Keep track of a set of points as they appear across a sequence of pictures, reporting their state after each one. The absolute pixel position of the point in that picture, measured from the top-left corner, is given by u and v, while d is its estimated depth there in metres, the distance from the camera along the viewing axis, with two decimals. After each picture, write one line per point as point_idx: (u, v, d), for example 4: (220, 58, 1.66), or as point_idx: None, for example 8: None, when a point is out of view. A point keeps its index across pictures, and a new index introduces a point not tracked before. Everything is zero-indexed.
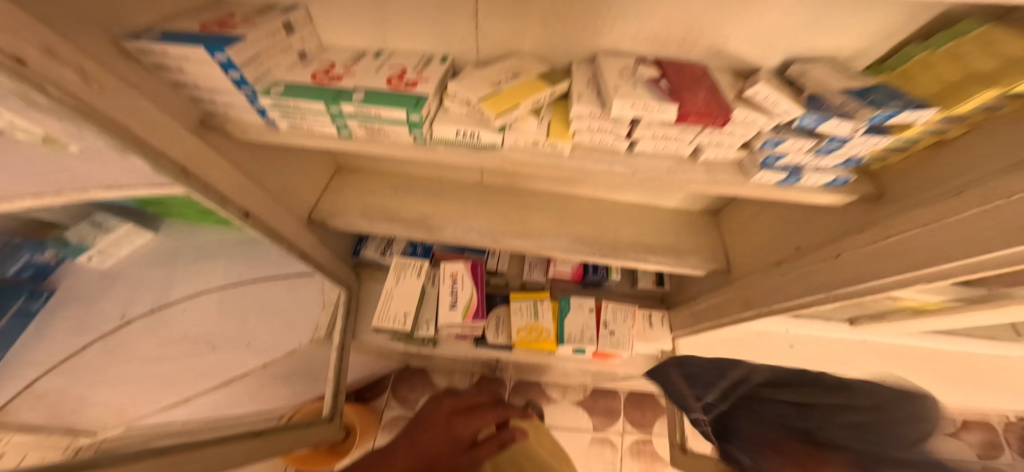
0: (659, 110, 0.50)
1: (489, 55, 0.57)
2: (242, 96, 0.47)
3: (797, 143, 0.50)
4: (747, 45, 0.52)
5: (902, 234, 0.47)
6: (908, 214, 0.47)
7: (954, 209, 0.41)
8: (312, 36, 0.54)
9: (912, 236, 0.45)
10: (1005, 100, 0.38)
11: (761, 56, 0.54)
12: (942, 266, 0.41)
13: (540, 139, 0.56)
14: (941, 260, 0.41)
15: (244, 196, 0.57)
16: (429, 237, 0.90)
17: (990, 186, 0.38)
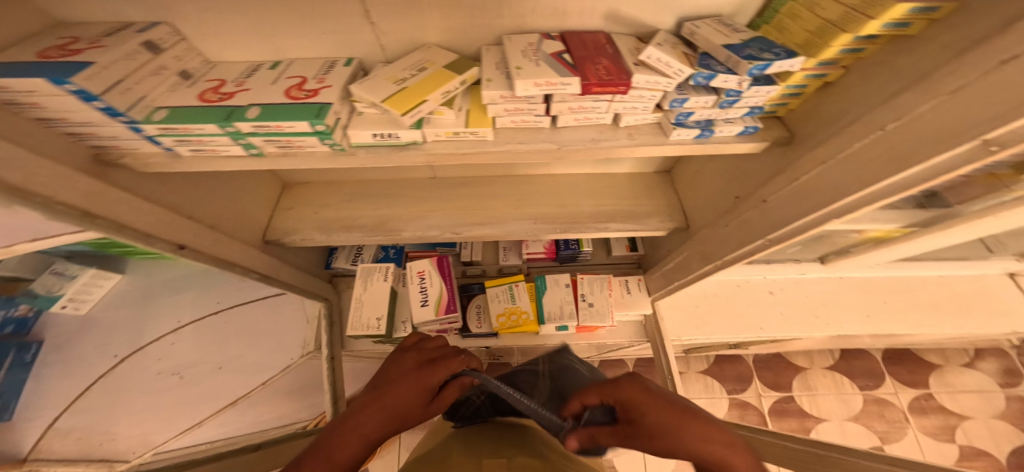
0: (564, 84, 0.50)
1: (394, 51, 0.56)
2: (120, 125, 0.44)
3: (700, 99, 0.52)
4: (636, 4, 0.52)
5: (809, 174, 0.48)
6: (811, 154, 0.48)
7: (844, 143, 0.42)
8: (192, 53, 0.52)
9: (817, 174, 0.46)
10: (859, 43, 0.40)
11: (654, 13, 0.54)
12: (842, 200, 0.42)
13: (461, 130, 0.55)
14: (843, 196, 0.42)
15: (170, 229, 0.57)
16: (389, 240, 0.90)
17: (869, 118, 0.39)
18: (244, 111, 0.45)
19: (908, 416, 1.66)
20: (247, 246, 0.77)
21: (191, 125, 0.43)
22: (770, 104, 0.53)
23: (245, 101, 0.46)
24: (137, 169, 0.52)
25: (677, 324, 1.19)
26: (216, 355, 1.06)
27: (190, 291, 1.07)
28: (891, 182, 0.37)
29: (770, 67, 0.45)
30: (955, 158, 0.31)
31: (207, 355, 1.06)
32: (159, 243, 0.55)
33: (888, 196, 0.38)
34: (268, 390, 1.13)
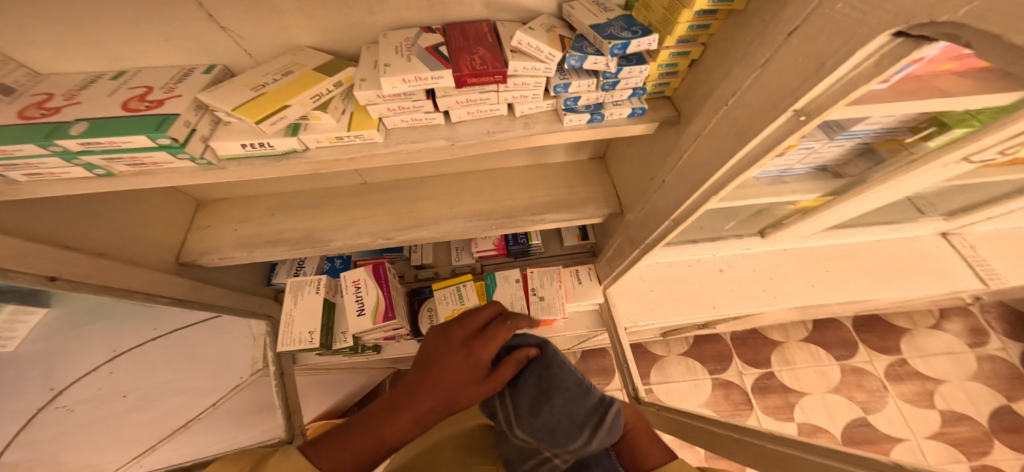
0: (435, 77, 0.48)
1: (263, 54, 0.53)
2: None
3: (581, 83, 0.53)
4: None
5: (688, 152, 0.50)
6: (688, 133, 0.50)
7: (708, 121, 0.44)
8: (6, 65, 0.48)
9: (695, 151, 0.49)
10: (704, 18, 0.43)
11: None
12: (714, 175, 0.45)
13: (342, 134, 0.51)
14: (716, 171, 0.44)
15: (37, 261, 0.53)
16: (317, 251, 0.87)
17: (722, 92, 0.41)
18: (69, 127, 0.42)
19: (887, 385, 1.70)
20: (147, 269, 0.72)
21: (9, 146, 0.40)
22: (652, 85, 0.56)
23: (73, 117, 0.44)
24: None
25: (629, 308, 1.17)
26: (137, 382, 0.96)
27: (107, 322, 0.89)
28: (745, 152, 0.39)
29: (630, 46, 0.47)
30: (780, 128, 0.35)
31: (123, 384, 0.95)
32: (22, 278, 0.52)
33: (743, 168, 0.41)
34: (213, 418, 1.03)
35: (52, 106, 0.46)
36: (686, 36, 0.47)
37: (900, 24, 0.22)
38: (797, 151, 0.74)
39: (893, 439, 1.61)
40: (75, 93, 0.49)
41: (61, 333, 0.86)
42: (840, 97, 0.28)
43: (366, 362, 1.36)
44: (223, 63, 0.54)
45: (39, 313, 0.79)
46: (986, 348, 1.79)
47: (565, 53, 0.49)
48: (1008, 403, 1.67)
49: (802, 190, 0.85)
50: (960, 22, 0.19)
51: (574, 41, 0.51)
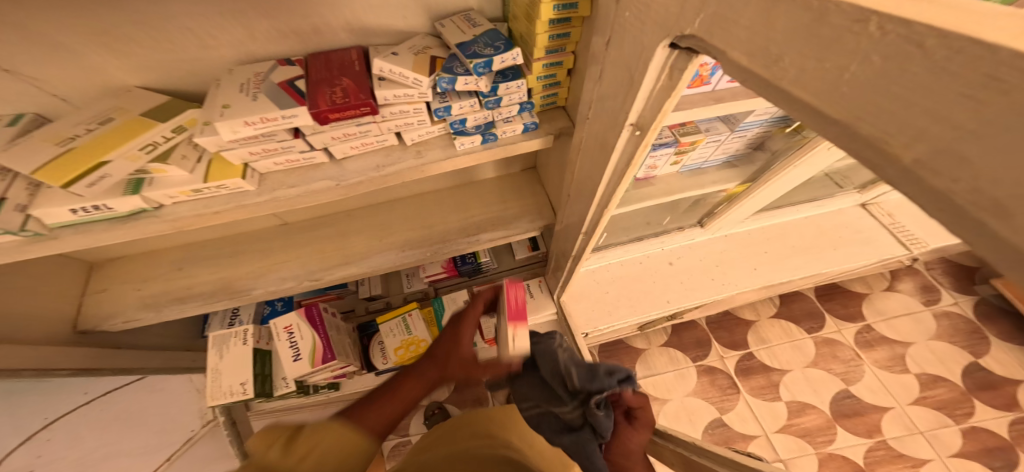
0: (286, 117, 0.44)
1: (75, 95, 0.45)
2: None
3: (461, 103, 0.51)
4: (367, 13, 0.49)
5: (577, 167, 0.50)
6: (574, 148, 0.50)
7: (582, 135, 0.44)
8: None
9: (581, 166, 0.48)
10: (559, 25, 0.43)
11: (395, 19, 0.52)
12: (598, 189, 0.45)
13: (199, 186, 0.46)
14: (597, 184, 0.45)
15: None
16: (236, 303, 0.80)
17: (584, 104, 0.41)
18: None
19: (858, 353, 1.77)
20: (27, 347, 0.64)
21: None
22: (539, 98, 0.55)
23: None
24: None
25: (587, 313, 1.16)
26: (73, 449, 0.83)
27: None
28: (611, 168, 0.40)
29: (494, 63, 0.46)
30: (630, 141, 0.35)
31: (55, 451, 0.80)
32: None
33: (615, 182, 0.42)
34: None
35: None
36: (552, 47, 0.47)
37: (669, 36, 0.22)
38: (707, 144, 0.80)
39: (878, 408, 1.67)
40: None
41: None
42: (659, 108, 0.28)
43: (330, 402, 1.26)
44: (33, 111, 0.45)
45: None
46: (940, 304, 1.90)
47: (433, 76, 0.47)
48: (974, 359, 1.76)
49: (721, 180, 0.90)
50: (700, 32, 0.20)
51: (444, 63, 0.48)
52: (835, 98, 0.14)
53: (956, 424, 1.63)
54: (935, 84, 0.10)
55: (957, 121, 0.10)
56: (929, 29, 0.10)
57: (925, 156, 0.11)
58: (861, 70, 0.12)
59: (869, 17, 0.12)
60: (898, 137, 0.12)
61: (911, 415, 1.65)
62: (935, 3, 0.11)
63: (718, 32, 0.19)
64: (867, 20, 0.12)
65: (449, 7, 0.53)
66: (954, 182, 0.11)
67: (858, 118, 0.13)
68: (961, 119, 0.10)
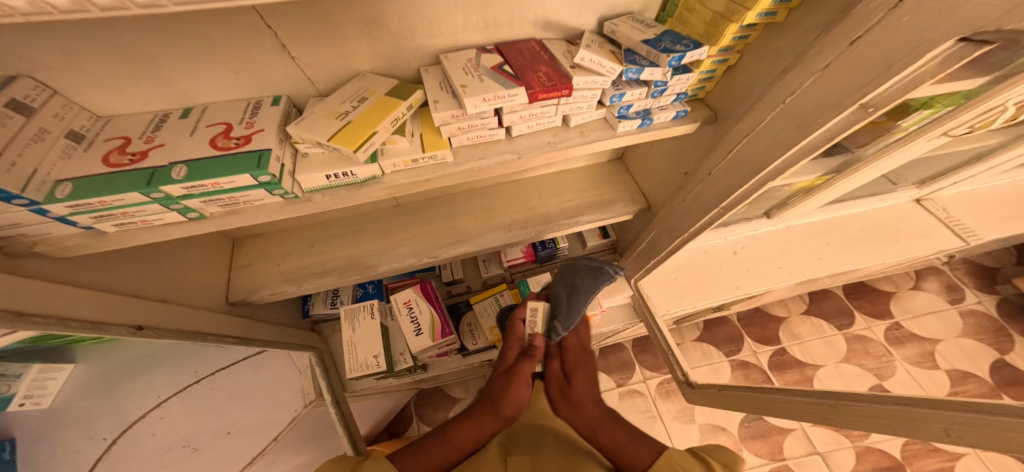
0: (511, 96, 0.51)
1: (325, 83, 0.53)
2: (24, 209, 0.37)
3: (634, 92, 0.58)
4: (554, 10, 0.57)
5: (736, 149, 0.57)
6: (734, 131, 0.56)
7: (758, 118, 0.50)
8: (72, 108, 0.44)
9: (743, 147, 0.55)
10: (745, 30, 0.50)
11: (571, 15, 0.59)
12: (768, 167, 0.51)
13: (418, 155, 0.53)
14: (768, 163, 0.50)
15: (124, 312, 0.54)
16: (365, 278, 0.87)
17: (773, 92, 0.47)
18: (168, 172, 0.41)
19: (890, 350, 1.87)
20: (204, 311, 0.72)
21: (108, 197, 0.39)
22: (691, 90, 0.62)
23: (166, 161, 0.42)
24: (54, 254, 0.47)
25: (660, 298, 1.22)
26: (209, 420, 0.88)
27: (164, 367, 0.77)
28: (804, 145, 0.45)
29: (686, 58, 0.52)
30: (847, 119, 0.40)
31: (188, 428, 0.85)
32: (114, 329, 0.52)
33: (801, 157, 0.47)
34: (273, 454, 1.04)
35: (135, 150, 0.43)
36: (727, 47, 0.53)
37: (963, 32, 0.28)
38: None
39: None
40: (151, 134, 0.45)
41: (111, 384, 0.72)
42: (910, 89, 0.34)
43: (405, 382, 1.33)
44: (287, 94, 0.52)
45: (67, 371, 0.67)
46: (966, 303, 1.98)
47: (625, 66, 0.54)
48: (1002, 356, 1.83)
49: (805, 173, 0.92)
50: None
51: (627, 56, 0.55)
52: None
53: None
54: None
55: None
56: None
57: None
58: None
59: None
60: None
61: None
62: None
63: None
64: None
65: (616, 9, 0.60)
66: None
67: None
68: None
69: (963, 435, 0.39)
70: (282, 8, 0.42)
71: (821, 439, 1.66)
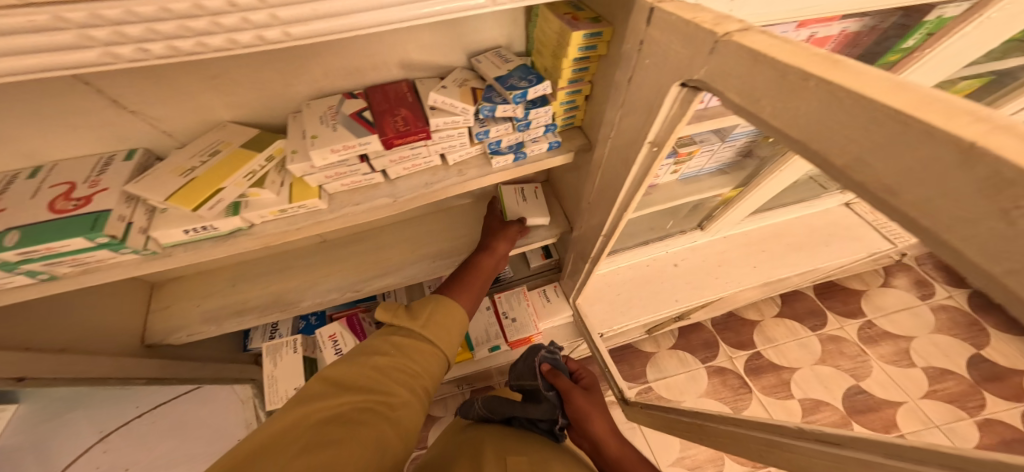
0: (362, 143, 0.52)
1: (184, 134, 0.54)
2: None
3: (498, 128, 0.59)
4: (419, 54, 0.59)
5: (600, 177, 0.60)
6: (597, 162, 0.59)
7: (605, 149, 0.54)
8: None
9: (604, 176, 0.58)
10: (580, 63, 0.54)
11: (440, 55, 0.61)
12: (618, 197, 0.55)
13: (285, 206, 0.54)
14: (618, 191, 0.55)
15: (6, 364, 0.57)
16: (287, 314, 0.88)
17: (607, 122, 0.51)
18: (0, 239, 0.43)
19: (864, 348, 1.80)
20: (103, 358, 0.74)
21: None
22: (561, 120, 0.65)
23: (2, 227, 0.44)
24: None
25: (603, 314, 1.21)
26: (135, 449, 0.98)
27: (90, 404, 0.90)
28: (632, 179, 0.51)
29: (528, 92, 0.56)
30: (647, 156, 0.45)
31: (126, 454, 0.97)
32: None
33: (635, 189, 0.52)
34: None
35: None
36: (574, 79, 0.57)
37: (680, 78, 0.33)
38: (702, 154, 0.93)
39: (891, 402, 1.66)
40: None
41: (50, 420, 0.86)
42: (672, 128, 0.39)
43: None
44: (145, 147, 0.53)
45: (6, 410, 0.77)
46: (936, 298, 1.96)
47: (477, 105, 0.56)
48: (976, 351, 1.80)
49: (717, 185, 1.03)
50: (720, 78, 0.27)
51: (483, 93, 0.58)
52: (798, 125, 0.24)
53: (970, 417, 1.63)
54: (848, 119, 0.20)
55: (862, 140, 0.20)
56: (842, 89, 0.20)
57: (847, 163, 0.21)
58: (812, 108, 0.22)
59: (809, 77, 0.22)
60: (837, 150, 0.22)
61: (923, 409, 1.65)
62: (842, 72, 0.21)
63: (720, 78, 0.29)
64: (810, 78, 0.21)
65: (484, 47, 0.62)
66: (873, 175, 0.20)
67: (812, 138, 0.23)
68: (866, 139, 0.20)
69: (769, 454, 0.45)
70: (115, 72, 0.44)
71: None
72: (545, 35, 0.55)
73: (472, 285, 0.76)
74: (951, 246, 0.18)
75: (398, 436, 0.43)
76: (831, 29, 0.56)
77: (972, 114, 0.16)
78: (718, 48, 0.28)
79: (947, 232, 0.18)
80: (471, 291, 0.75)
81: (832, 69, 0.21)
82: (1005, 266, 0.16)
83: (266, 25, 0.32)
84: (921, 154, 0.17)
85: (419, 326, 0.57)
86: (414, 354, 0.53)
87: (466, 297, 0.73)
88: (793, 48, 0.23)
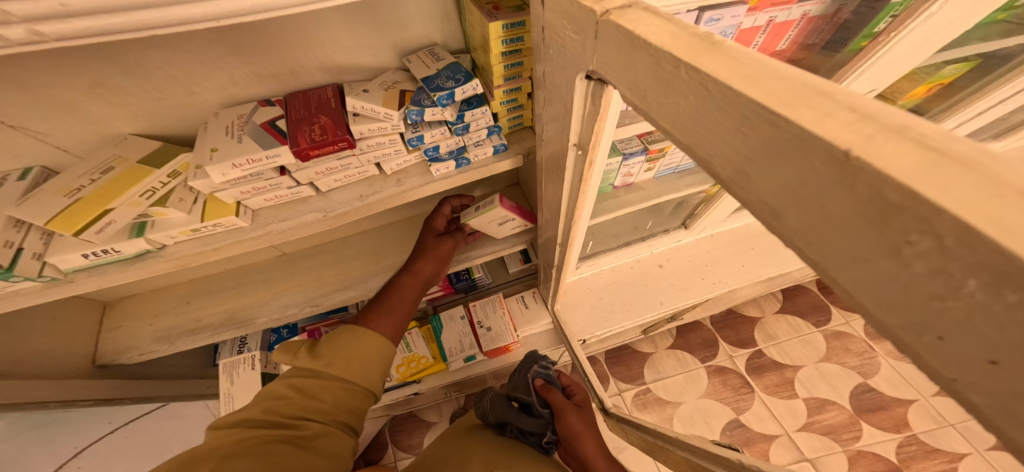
0: (271, 156, 0.47)
1: (85, 148, 0.51)
2: None
3: (432, 133, 0.54)
4: (341, 55, 0.54)
5: (546, 183, 0.55)
6: (541, 166, 0.53)
7: (543, 152, 0.50)
8: None
9: (548, 181, 0.53)
10: (512, 57, 0.49)
11: (367, 55, 0.56)
12: (562, 204, 0.50)
13: (197, 225, 0.50)
14: (561, 199, 0.49)
15: None
16: (242, 331, 0.84)
17: (541, 123, 0.46)
18: None
19: (871, 344, 1.66)
20: (50, 382, 0.71)
21: None
22: (506, 121, 0.60)
23: None
24: None
25: (585, 320, 1.15)
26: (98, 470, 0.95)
27: None
28: (569, 186, 0.46)
29: (455, 93, 0.51)
30: (576, 160, 0.40)
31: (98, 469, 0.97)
32: None
33: (577, 197, 0.47)
34: None
35: None
36: (511, 75, 0.52)
37: (581, 70, 0.28)
38: (676, 150, 0.88)
39: (901, 401, 1.53)
40: None
41: None
42: (592, 129, 0.34)
43: None
44: (40, 164, 0.50)
45: None
46: None
47: (404, 109, 0.51)
48: None
49: (697, 182, 0.98)
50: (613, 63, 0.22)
51: (411, 96, 0.53)
52: (679, 126, 0.18)
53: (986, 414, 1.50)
54: (721, 117, 0.15)
55: (737, 145, 0.15)
56: (710, 78, 0.15)
57: (733, 175, 0.16)
58: (687, 105, 0.17)
59: (679, 65, 0.16)
60: (715, 159, 0.17)
61: (937, 407, 1.53)
62: (716, 56, 0.15)
63: (607, 68, 0.24)
64: (679, 66, 0.16)
65: (417, 43, 0.58)
66: (750, 192, 0.15)
67: (694, 144, 0.18)
68: (741, 144, 0.15)
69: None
70: None
71: (808, 445, 1.46)
72: (473, 30, 0.50)
73: (400, 301, 0.64)
74: (842, 286, 0.14)
75: (324, 462, 0.41)
76: (791, 12, 0.50)
77: (849, 111, 0.11)
78: (601, 29, 0.22)
79: (836, 270, 0.13)
80: (398, 308, 0.62)
81: (704, 52, 0.16)
82: (900, 315, 0.12)
83: (8, 28, 0.26)
84: (796, 164, 0.13)
85: (324, 358, 0.49)
86: (325, 389, 0.47)
87: (392, 319, 0.60)
88: (668, 27, 0.18)
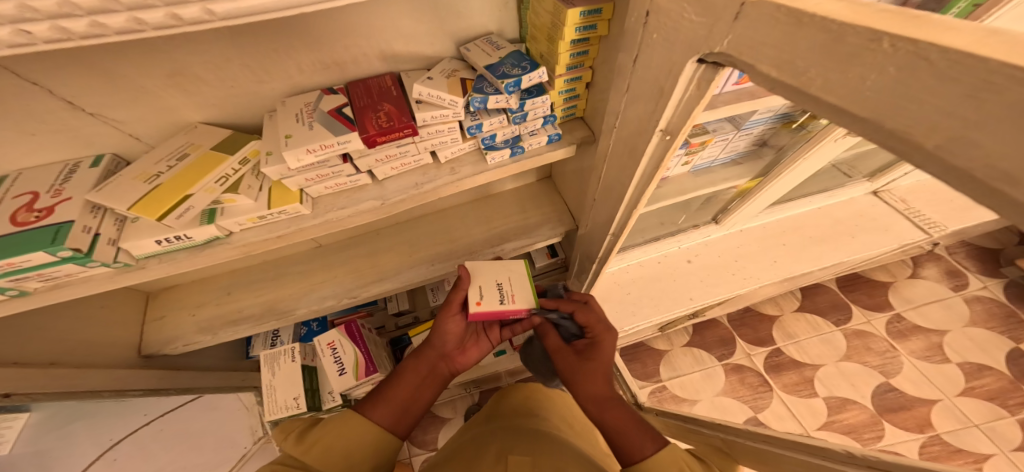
0: (342, 141, 0.48)
1: (152, 135, 0.51)
2: None
3: (492, 121, 0.54)
4: (402, 45, 0.54)
5: (605, 172, 0.54)
6: (603, 155, 0.53)
7: (609, 139, 0.49)
8: None
9: (609, 171, 0.53)
10: (579, 45, 0.49)
11: (425, 45, 0.56)
12: (626, 192, 0.50)
13: (264, 212, 0.50)
14: (626, 186, 0.49)
15: None
16: (283, 322, 0.85)
17: (611, 110, 0.46)
18: None
19: (894, 344, 1.63)
20: (103, 369, 0.72)
21: None
22: (561, 110, 0.60)
23: None
24: None
25: (612, 315, 1.14)
26: None
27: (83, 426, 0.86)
28: (639, 173, 0.45)
29: (521, 81, 0.51)
30: (659, 145, 0.40)
31: None
32: None
33: (646, 183, 0.47)
34: None
35: (39, 206, 0.44)
36: (574, 64, 0.52)
37: (697, 53, 0.28)
38: (715, 144, 0.87)
39: (925, 401, 1.51)
40: None
41: None
42: (689, 114, 0.33)
43: None
44: (112, 151, 0.51)
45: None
46: (970, 289, 1.75)
47: (469, 96, 0.51)
48: (1017, 345, 1.61)
49: (732, 176, 0.98)
50: (772, 42, 0.21)
51: (475, 83, 0.53)
52: (859, 101, 0.18)
53: (1012, 416, 1.47)
54: (945, 88, 0.14)
55: (965, 114, 0.14)
56: (932, 47, 0.14)
57: (943, 143, 0.15)
58: (881, 78, 0.16)
59: (880, 38, 0.16)
60: (915, 130, 0.16)
61: (961, 407, 1.50)
62: (927, 25, 0.15)
63: (745, 48, 0.24)
64: (881, 39, 0.16)
65: (473, 33, 0.58)
66: (980, 164, 0.14)
67: (880, 116, 0.17)
68: (969, 113, 0.14)
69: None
70: (68, 70, 0.41)
71: None
72: (539, 17, 0.51)
73: (401, 389, 0.54)
74: None
75: None
76: None
77: None
78: (744, 11, 0.22)
79: None
80: (396, 398, 0.53)
81: (910, 23, 0.15)
82: None
83: (187, 6, 0.26)
84: None
85: (308, 442, 0.45)
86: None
87: (384, 408, 0.51)
88: (843, 4, 0.18)
